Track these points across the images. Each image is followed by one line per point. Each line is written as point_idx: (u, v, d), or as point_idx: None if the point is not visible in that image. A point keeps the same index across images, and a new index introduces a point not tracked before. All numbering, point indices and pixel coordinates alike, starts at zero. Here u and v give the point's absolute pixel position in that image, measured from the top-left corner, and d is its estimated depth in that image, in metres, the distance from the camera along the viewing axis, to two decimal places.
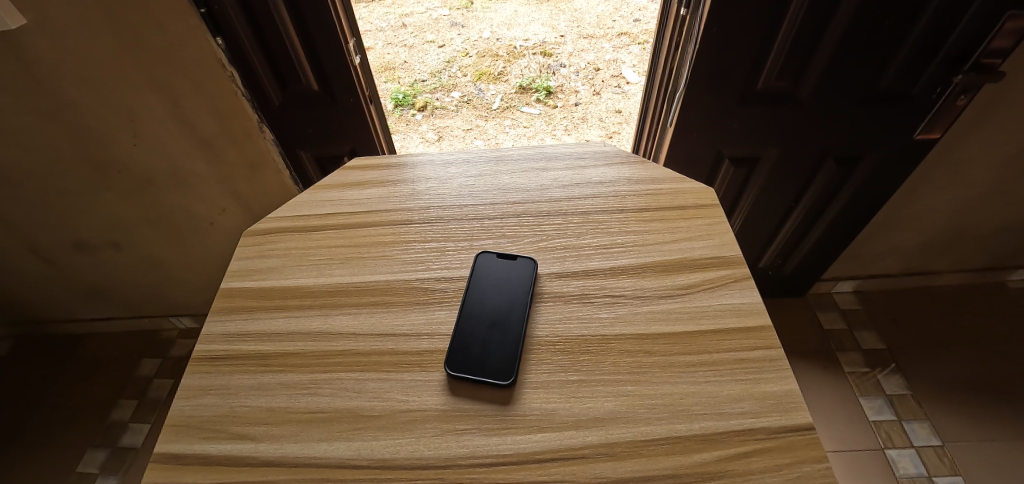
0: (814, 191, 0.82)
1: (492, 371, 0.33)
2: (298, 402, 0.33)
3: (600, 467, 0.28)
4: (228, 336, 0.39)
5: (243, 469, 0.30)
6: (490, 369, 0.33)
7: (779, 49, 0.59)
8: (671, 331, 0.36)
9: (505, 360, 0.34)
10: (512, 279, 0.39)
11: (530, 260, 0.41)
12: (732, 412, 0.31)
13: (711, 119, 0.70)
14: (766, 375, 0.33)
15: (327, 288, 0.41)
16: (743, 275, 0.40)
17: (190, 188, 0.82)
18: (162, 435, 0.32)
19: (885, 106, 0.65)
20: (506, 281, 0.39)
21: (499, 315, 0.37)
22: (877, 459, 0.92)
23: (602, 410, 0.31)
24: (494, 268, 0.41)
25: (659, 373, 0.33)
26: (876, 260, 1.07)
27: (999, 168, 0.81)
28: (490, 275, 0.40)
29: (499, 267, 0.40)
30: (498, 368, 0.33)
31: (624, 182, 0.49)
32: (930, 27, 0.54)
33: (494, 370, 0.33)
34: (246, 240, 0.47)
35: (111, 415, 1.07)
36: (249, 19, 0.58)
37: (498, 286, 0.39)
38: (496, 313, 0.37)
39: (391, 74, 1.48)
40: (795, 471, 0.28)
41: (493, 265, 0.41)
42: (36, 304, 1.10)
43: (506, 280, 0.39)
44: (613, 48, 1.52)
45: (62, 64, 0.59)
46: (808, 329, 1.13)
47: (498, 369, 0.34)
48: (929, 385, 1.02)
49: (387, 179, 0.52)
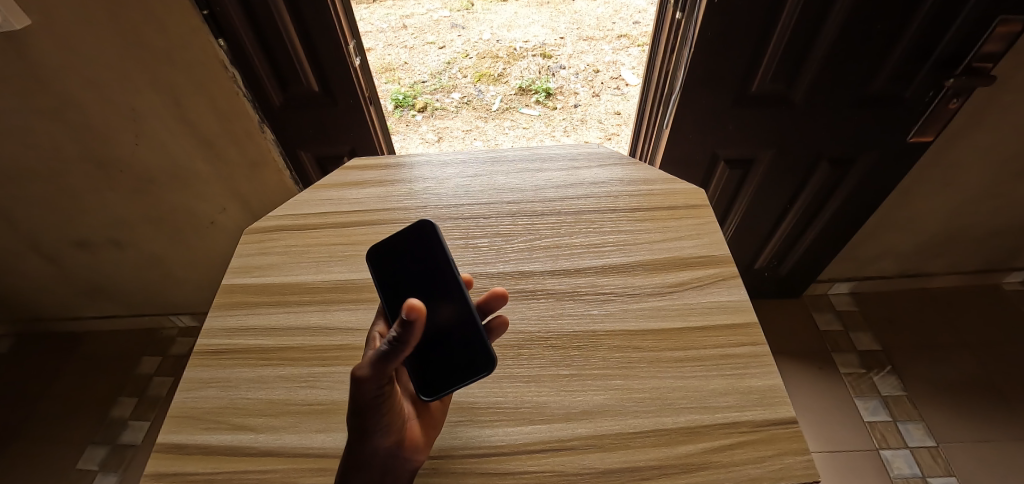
0: (808, 192, 0.83)
1: (458, 372, 0.30)
2: (296, 394, 0.34)
3: (588, 457, 0.29)
4: (229, 331, 0.40)
5: (243, 458, 0.31)
6: (448, 370, 0.30)
7: (772, 52, 0.60)
8: (658, 328, 0.37)
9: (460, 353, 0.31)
10: (439, 258, 0.33)
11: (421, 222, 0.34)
12: (717, 406, 0.32)
13: (706, 122, 0.71)
14: (750, 371, 0.34)
15: (326, 284, 0.42)
16: (730, 273, 0.41)
17: (193, 187, 0.83)
18: (165, 426, 0.33)
19: (878, 108, 0.66)
20: (435, 266, 0.33)
21: (437, 307, 0.32)
22: (871, 459, 0.93)
23: (591, 403, 0.32)
24: (420, 254, 0.34)
25: (646, 367, 0.34)
26: (871, 261, 1.08)
27: (992, 171, 0.82)
28: (416, 265, 0.34)
29: (422, 252, 0.34)
30: (457, 367, 0.31)
31: (617, 183, 0.50)
32: (921, 32, 0.55)
33: (455, 371, 0.30)
34: (247, 238, 0.48)
35: (112, 413, 1.08)
36: (250, 19, 0.59)
37: (429, 274, 0.33)
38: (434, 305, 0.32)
39: (391, 75, 1.49)
40: (777, 463, 0.29)
41: (419, 249, 0.34)
42: (37, 302, 1.11)
43: (434, 265, 0.33)
44: (613, 50, 1.52)
45: (69, 65, 0.61)
46: (803, 330, 1.14)
47: (463, 366, 0.30)
48: (923, 386, 1.03)
49: (385, 179, 0.53)
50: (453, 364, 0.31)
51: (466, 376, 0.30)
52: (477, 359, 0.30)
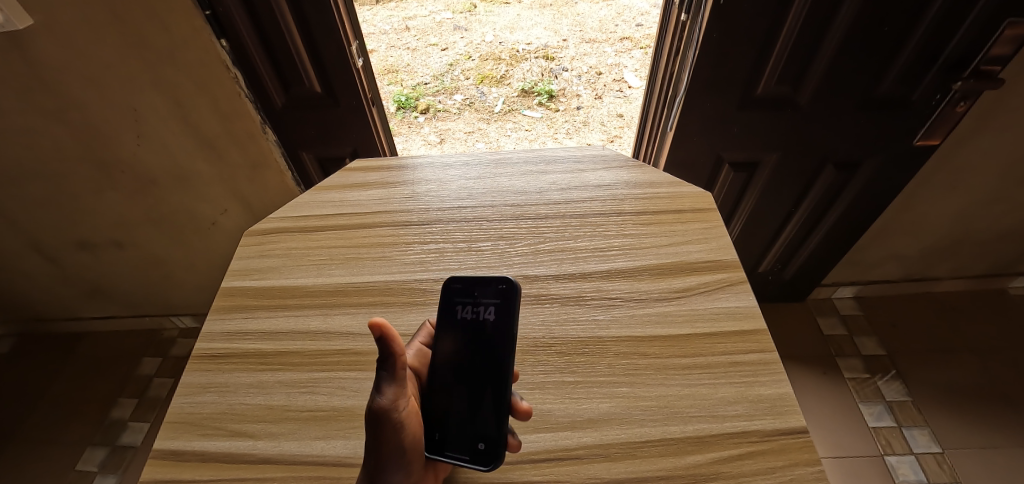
0: (814, 196, 0.82)
1: (462, 450, 0.28)
2: (296, 400, 0.33)
3: (593, 468, 0.29)
4: (228, 335, 0.39)
5: (240, 467, 0.30)
6: (453, 444, 0.28)
7: (778, 53, 0.59)
8: (665, 335, 0.36)
9: (473, 434, 0.28)
10: (504, 328, 0.30)
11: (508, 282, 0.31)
12: (726, 414, 0.31)
13: (711, 124, 0.71)
14: (759, 378, 0.33)
15: (326, 288, 0.42)
16: (738, 279, 0.40)
17: (193, 188, 0.83)
18: (161, 432, 0.33)
19: (885, 112, 0.65)
20: (498, 330, 0.30)
21: (480, 372, 0.30)
22: (876, 465, 0.92)
23: (597, 411, 0.31)
24: (485, 307, 0.31)
25: (653, 375, 0.34)
26: (876, 265, 1.07)
27: (999, 175, 0.81)
28: (482, 317, 0.31)
29: (492, 310, 0.31)
30: (464, 444, 0.28)
31: (622, 186, 0.49)
32: (930, 35, 0.54)
33: (460, 447, 0.28)
34: (248, 240, 0.47)
35: (111, 414, 1.07)
36: (252, 19, 0.58)
37: (489, 337, 0.30)
38: (477, 368, 0.30)
39: (393, 77, 1.47)
40: (788, 474, 0.28)
41: (487, 305, 0.31)
42: (38, 303, 1.11)
43: (498, 330, 0.30)
44: (615, 53, 1.51)
45: (70, 64, 0.60)
46: (808, 335, 1.13)
47: (468, 450, 0.28)
48: (929, 391, 1.02)
49: (388, 181, 0.53)
50: (461, 437, 0.28)
51: (469, 461, 0.27)
52: (485, 450, 0.27)
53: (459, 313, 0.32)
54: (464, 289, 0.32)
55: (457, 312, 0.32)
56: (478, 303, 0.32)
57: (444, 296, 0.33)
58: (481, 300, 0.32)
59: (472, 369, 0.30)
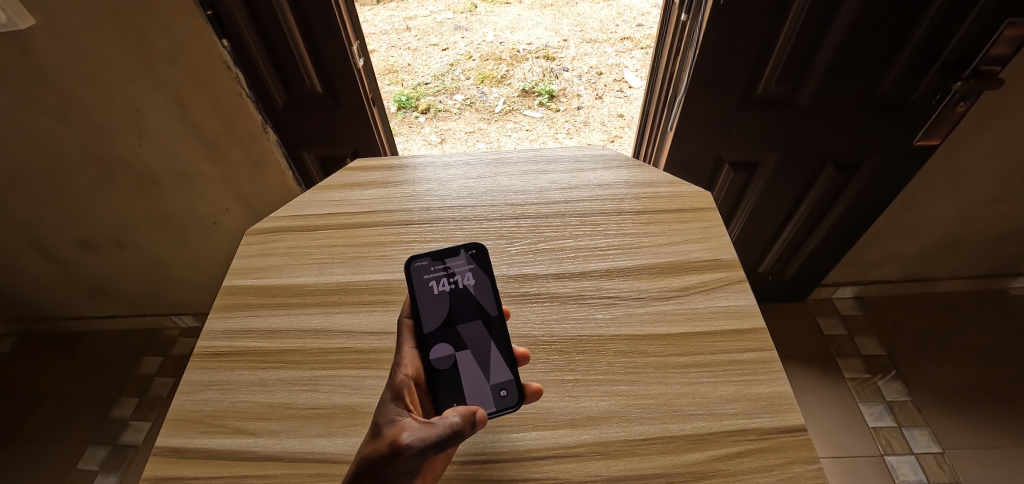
0: (814, 195, 0.82)
1: (488, 400, 0.30)
2: (297, 398, 0.34)
3: (593, 465, 0.29)
4: (229, 333, 0.39)
5: (242, 463, 0.30)
6: (476, 397, 0.30)
7: (778, 53, 0.59)
8: (665, 334, 0.36)
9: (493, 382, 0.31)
10: (485, 285, 0.35)
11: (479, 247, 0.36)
12: (724, 412, 0.31)
13: (711, 124, 0.71)
14: (758, 377, 0.33)
15: (327, 287, 0.42)
16: (737, 278, 0.40)
17: (194, 187, 0.83)
18: (164, 430, 0.33)
19: (885, 112, 0.65)
20: (479, 290, 0.34)
21: (473, 331, 0.33)
22: (876, 465, 0.92)
23: (596, 409, 0.32)
24: (466, 274, 0.35)
25: (653, 373, 0.34)
26: (876, 265, 1.07)
27: (1000, 175, 0.81)
28: (459, 284, 0.34)
29: (469, 276, 0.35)
30: (488, 396, 0.30)
31: (622, 185, 0.50)
32: (930, 34, 0.54)
33: (483, 397, 0.30)
34: (249, 239, 0.48)
35: (112, 413, 1.08)
36: (254, 19, 0.59)
37: (471, 299, 0.34)
38: (469, 329, 0.33)
39: (394, 77, 1.48)
40: (787, 472, 0.28)
41: (464, 272, 0.35)
42: (40, 302, 1.11)
43: (478, 289, 0.34)
44: (616, 53, 1.51)
45: (72, 63, 0.60)
46: (808, 335, 1.13)
47: (493, 399, 0.30)
48: (929, 391, 1.02)
49: (389, 180, 0.53)
50: (483, 392, 0.31)
51: (498, 408, 0.30)
52: (510, 393, 0.31)
53: (433, 287, 0.34)
54: (436, 263, 0.35)
55: (432, 287, 0.34)
56: (453, 272, 0.34)
57: (414, 275, 0.33)
58: (460, 270, 0.35)
59: (463, 331, 0.33)
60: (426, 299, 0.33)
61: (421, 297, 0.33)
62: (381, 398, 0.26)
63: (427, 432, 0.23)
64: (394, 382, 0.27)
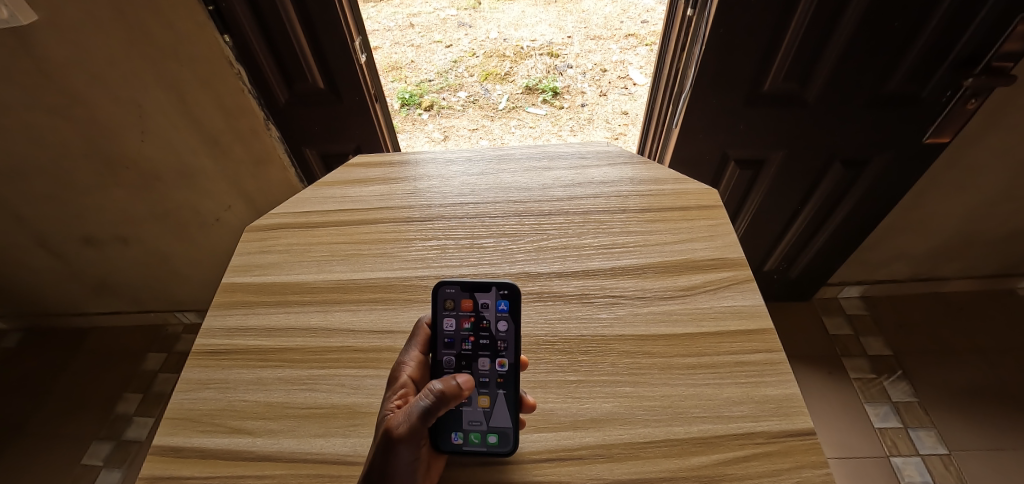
0: (821, 193, 0.81)
1: (479, 440, 0.29)
2: (295, 397, 0.33)
3: (596, 468, 0.28)
4: (228, 331, 0.39)
5: (239, 463, 0.30)
6: (471, 436, 0.30)
7: (786, 51, 0.58)
8: (670, 333, 0.35)
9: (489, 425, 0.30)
10: (510, 333, 0.32)
11: (509, 288, 0.32)
12: (732, 415, 0.31)
13: (717, 121, 0.70)
14: (765, 379, 0.33)
15: (328, 284, 0.41)
16: (743, 278, 0.40)
17: (196, 185, 0.83)
18: (161, 428, 0.33)
19: (895, 109, 0.64)
20: (502, 334, 0.32)
21: (485, 371, 0.31)
22: (881, 466, 0.91)
23: (600, 411, 0.31)
24: (487, 313, 0.32)
25: (658, 374, 0.33)
26: (885, 264, 1.06)
27: (1012, 174, 0.80)
28: (481, 321, 0.32)
29: (493, 316, 0.32)
30: (482, 435, 0.29)
31: (626, 183, 0.49)
32: (941, 31, 0.53)
33: (478, 437, 0.29)
34: (249, 236, 0.47)
35: (116, 409, 1.08)
36: (255, 16, 0.58)
37: (493, 341, 0.32)
38: (482, 369, 0.31)
39: (397, 74, 1.47)
40: (794, 477, 0.27)
41: (491, 311, 0.32)
42: (45, 299, 1.11)
43: (501, 334, 0.32)
44: (620, 49, 1.49)
45: (74, 60, 0.60)
46: (813, 335, 1.12)
47: (484, 439, 0.29)
48: (935, 392, 1.00)
49: (390, 177, 0.52)
50: (478, 432, 0.30)
51: (487, 451, 0.29)
52: (502, 441, 0.29)
53: (456, 316, 0.32)
54: (463, 294, 0.32)
55: (454, 315, 0.32)
56: (477, 309, 0.32)
57: (438, 301, 0.32)
58: (484, 308, 0.32)
59: (476, 370, 0.31)
60: (445, 327, 0.32)
61: (441, 324, 0.32)
62: (382, 400, 0.29)
63: (409, 410, 0.25)
64: (395, 383, 0.30)
